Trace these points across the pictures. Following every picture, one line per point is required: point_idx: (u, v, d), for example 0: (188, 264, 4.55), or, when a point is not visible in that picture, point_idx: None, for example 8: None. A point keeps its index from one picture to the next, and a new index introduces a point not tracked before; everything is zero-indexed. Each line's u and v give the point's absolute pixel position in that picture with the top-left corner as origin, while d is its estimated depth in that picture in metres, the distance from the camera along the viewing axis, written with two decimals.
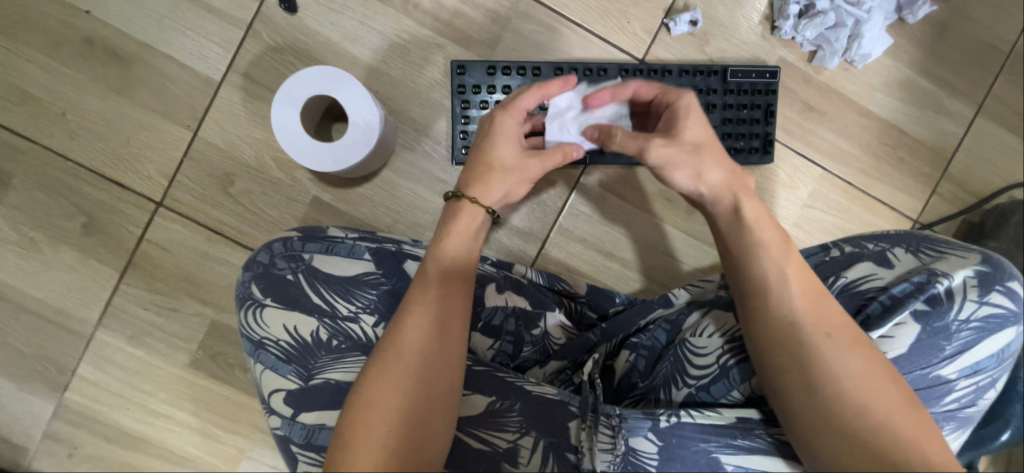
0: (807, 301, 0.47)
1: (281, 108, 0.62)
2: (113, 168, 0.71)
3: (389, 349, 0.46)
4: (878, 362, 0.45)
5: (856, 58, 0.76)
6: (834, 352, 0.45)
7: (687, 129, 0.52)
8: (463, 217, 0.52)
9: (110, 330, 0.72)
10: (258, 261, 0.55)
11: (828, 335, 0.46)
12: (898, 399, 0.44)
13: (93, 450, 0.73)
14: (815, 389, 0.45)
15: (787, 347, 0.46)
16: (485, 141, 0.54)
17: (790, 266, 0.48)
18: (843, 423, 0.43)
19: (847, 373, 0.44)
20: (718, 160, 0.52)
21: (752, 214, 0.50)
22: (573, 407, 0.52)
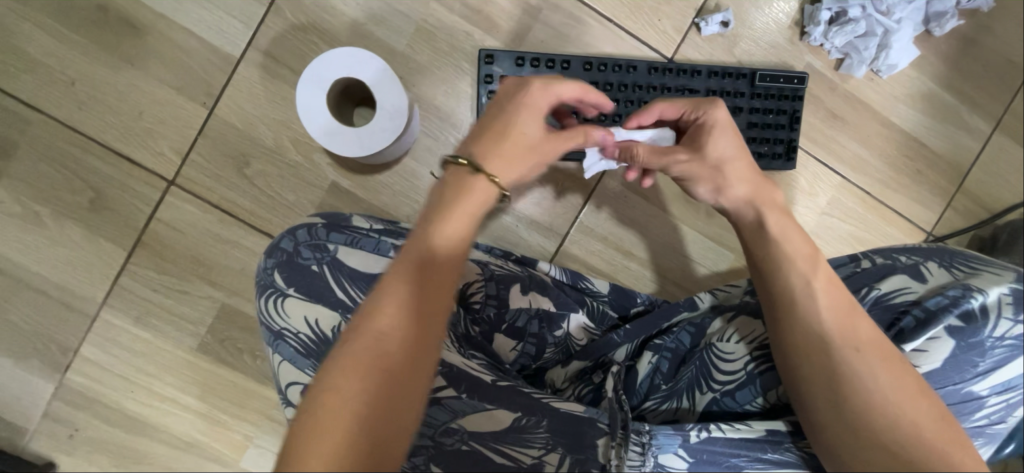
0: (832, 312, 0.47)
1: (307, 89, 0.60)
2: (124, 143, 0.69)
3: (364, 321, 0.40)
4: (909, 376, 0.45)
5: (882, 68, 0.76)
6: (863, 365, 0.45)
7: (715, 147, 0.54)
8: (473, 193, 0.46)
9: (116, 310, 0.70)
10: (281, 247, 0.54)
11: (856, 348, 0.46)
12: (928, 415, 0.44)
13: (94, 432, 0.71)
14: (841, 401, 0.45)
15: (811, 358, 0.47)
16: (508, 111, 0.51)
17: (815, 276, 0.49)
18: (870, 436, 0.44)
19: (877, 384, 0.44)
20: (740, 176, 0.54)
21: (779, 229, 0.51)
22: (601, 425, 0.51)
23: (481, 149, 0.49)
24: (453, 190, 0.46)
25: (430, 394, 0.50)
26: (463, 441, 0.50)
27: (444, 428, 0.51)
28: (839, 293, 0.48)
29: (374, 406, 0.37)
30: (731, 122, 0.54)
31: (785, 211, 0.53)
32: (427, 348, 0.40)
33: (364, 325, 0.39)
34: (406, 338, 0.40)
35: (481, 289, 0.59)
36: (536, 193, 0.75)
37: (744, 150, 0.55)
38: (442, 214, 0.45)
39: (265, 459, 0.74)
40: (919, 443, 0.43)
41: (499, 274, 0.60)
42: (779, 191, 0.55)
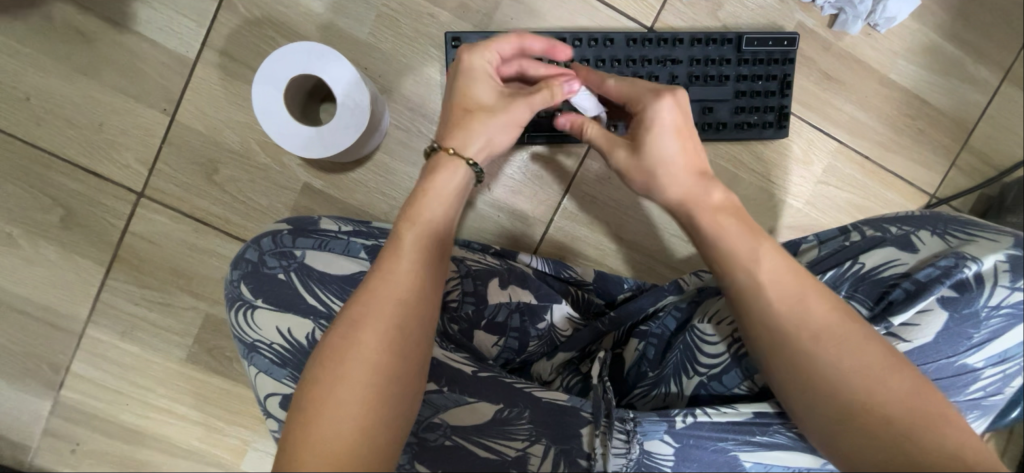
0: (783, 295, 0.44)
1: (263, 91, 0.57)
2: (88, 157, 0.67)
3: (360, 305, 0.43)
4: (878, 351, 0.42)
5: (880, 22, 0.71)
6: (824, 351, 0.42)
7: (657, 146, 0.50)
8: (442, 174, 0.48)
9: (101, 326, 0.70)
10: (246, 258, 0.52)
11: (815, 334, 0.42)
12: (904, 388, 0.40)
13: (96, 445, 0.72)
14: (806, 391, 0.42)
15: (772, 348, 0.43)
16: (463, 82, 0.51)
17: (765, 257, 0.45)
18: (844, 421, 0.41)
19: (844, 366, 0.41)
20: (678, 173, 0.50)
21: (715, 227, 0.47)
22: (584, 414, 0.50)
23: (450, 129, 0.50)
24: (432, 177, 0.49)
25: None
26: (446, 436, 0.49)
27: (426, 425, 0.49)
28: (793, 275, 0.44)
29: (380, 387, 0.40)
30: (677, 122, 0.50)
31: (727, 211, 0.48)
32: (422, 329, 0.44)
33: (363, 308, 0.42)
34: (397, 319, 0.42)
35: (458, 286, 0.56)
36: (516, 180, 0.72)
37: (691, 150, 0.51)
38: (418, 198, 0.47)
39: (265, 462, 0.74)
40: (897, 421, 0.40)
41: (476, 270, 0.58)
42: (724, 190, 0.49)
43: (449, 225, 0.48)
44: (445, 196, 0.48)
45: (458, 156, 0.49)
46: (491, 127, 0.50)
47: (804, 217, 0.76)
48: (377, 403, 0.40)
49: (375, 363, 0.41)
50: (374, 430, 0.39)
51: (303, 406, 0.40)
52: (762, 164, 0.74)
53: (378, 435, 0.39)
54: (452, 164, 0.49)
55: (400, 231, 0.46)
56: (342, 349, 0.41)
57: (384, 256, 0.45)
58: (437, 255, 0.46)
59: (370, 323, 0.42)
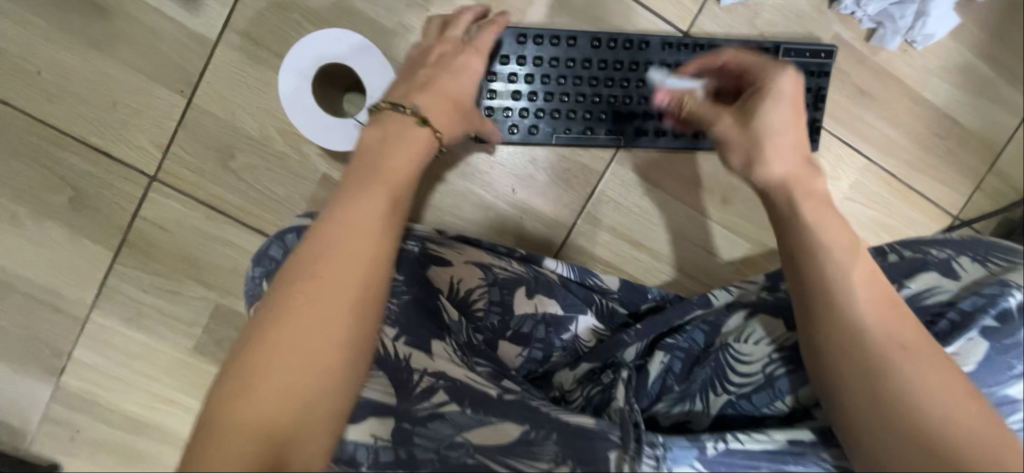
0: (874, 301, 0.43)
1: (290, 78, 0.55)
2: (100, 137, 0.64)
3: (317, 267, 0.39)
4: (954, 375, 0.41)
5: (918, 38, 0.70)
6: (905, 366, 0.41)
7: (772, 111, 0.50)
8: (406, 139, 0.48)
9: (106, 312, 0.68)
10: (270, 255, 0.50)
11: (903, 346, 0.41)
12: (975, 415, 0.39)
13: (96, 433, 0.70)
14: (879, 404, 0.41)
15: (852, 351, 0.42)
16: (443, 72, 0.55)
17: (858, 260, 0.45)
18: (910, 442, 0.40)
19: (916, 383, 0.40)
20: (783, 154, 0.49)
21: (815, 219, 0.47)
22: (613, 438, 0.48)
23: (417, 95, 0.51)
24: (394, 141, 0.47)
25: (432, 408, 0.49)
26: (469, 454, 0.46)
27: (448, 442, 0.48)
28: (882, 283, 0.44)
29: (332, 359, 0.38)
30: (794, 94, 0.50)
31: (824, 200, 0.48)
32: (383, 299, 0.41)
33: (319, 272, 0.39)
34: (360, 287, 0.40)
35: (484, 295, 0.57)
36: (541, 182, 0.71)
37: (798, 128, 0.50)
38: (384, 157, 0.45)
39: None
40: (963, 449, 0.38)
41: (503, 278, 0.58)
42: (824, 182, 0.50)
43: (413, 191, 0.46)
44: (402, 167, 0.46)
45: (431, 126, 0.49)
46: (455, 110, 0.53)
47: None
48: (329, 376, 0.38)
49: (330, 332, 0.38)
50: (323, 402, 0.37)
51: (240, 369, 0.36)
52: None
53: (322, 408, 0.37)
54: (420, 134, 0.49)
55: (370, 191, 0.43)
56: (293, 315, 0.38)
57: (348, 214, 0.41)
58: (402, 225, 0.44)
59: (327, 290, 0.39)
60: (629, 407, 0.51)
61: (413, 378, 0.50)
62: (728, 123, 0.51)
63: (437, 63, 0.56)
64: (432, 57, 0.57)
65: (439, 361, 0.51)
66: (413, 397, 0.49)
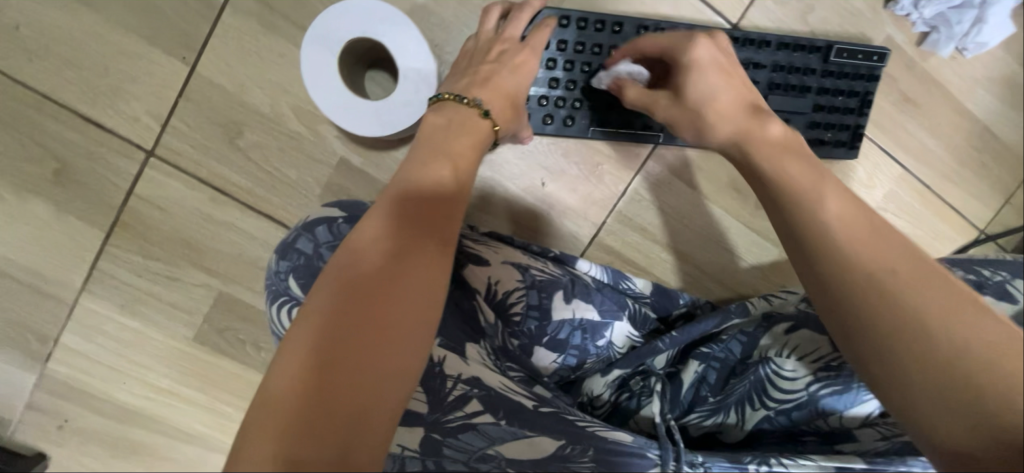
0: (851, 231, 0.39)
1: (314, 53, 0.50)
2: (89, 105, 0.58)
3: (365, 241, 0.39)
4: (962, 294, 0.34)
5: (970, 46, 0.67)
6: (897, 288, 0.35)
7: (699, 82, 0.53)
8: (465, 135, 0.48)
9: (97, 297, 0.62)
10: (298, 248, 0.45)
11: (889, 270, 0.36)
12: (996, 333, 0.32)
13: (86, 423, 0.66)
14: (875, 334, 0.35)
15: (836, 284, 0.38)
16: (503, 69, 0.54)
17: (828, 195, 0.42)
18: (925, 374, 0.33)
19: (933, 310, 0.33)
20: (723, 117, 0.52)
21: (775, 170, 0.46)
22: (651, 456, 0.46)
23: (479, 89, 0.52)
24: (456, 129, 0.48)
25: (462, 418, 0.45)
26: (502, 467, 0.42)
27: (479, 455, 0.44)
28: (861, 213, 0.40)
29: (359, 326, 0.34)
30: (712, 54, 0.53)
31: (781, 145, 0.48)
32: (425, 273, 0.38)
33: (365, 244, 0.39)
34: (400, 256, 0.38)
35: (522, 299, 0.54)
36: (573, 176, 0.67)
37: (731, 84, 0.53)
38: (440, 148, 0.46)
39: None
40: (988, 373, 0.31)
41: (541, 281, 0.55)
42: (779, 127, 0.50)
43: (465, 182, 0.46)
44: (468, 153, 0.47)
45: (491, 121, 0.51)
46: (512, 108, 0.54)
47: None
48: (349, 344, 0.33)
49: (360, 297, 0.36)
50: (341, 374, 0.32)
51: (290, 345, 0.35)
52: None
53: (338, 381, 0.32)
54: (480, 126, 0.50)
55: (419, 175, 0.44)
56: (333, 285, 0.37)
57: (398, 195, 0.42)
58: (450, 206, 0.43)
59: (369, 258, 0.38)
60: (663, 423, 0.51)
61: (445, 386, 0.46)
62: (665, 104, 0.55)
63: (497, 59, 0.55)
64: (491, 51, 0.55)
65: (473, 366, 0.48)
66: (445, 406, 0.46)
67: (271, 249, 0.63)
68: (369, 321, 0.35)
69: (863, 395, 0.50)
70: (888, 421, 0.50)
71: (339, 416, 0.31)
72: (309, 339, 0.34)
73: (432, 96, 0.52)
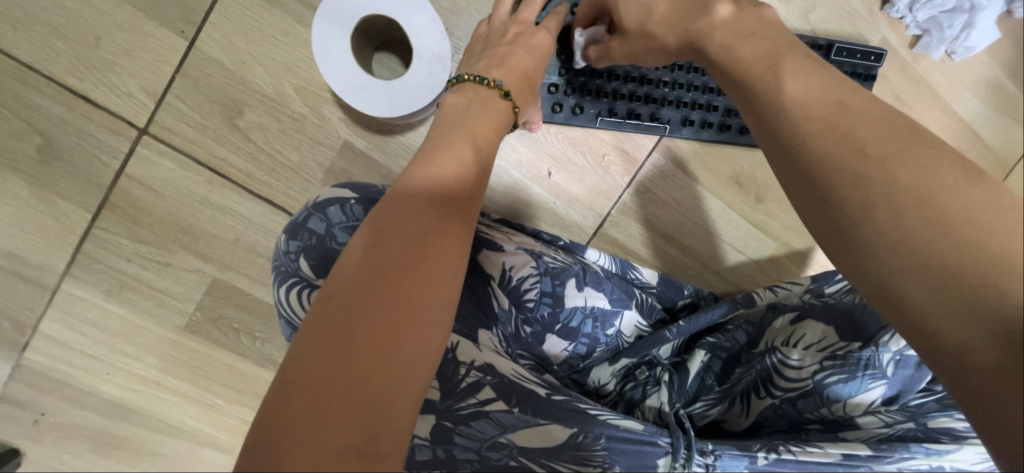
0: (815, 113, 0.36)
1: (328, 30, 0.50)
2: (79, 78, 0.55)
3: (380, 219, 0.38)
4: (944, 167, 0.31)
5: (958, 50, 0.70)
6: (870, 167, 0.32)
7: (630, 10, 0.53)
8: (484, 119, 0.48)
9: (80, 282, 0.59)
10: (309, 228, 0.44)
11: (858, 149, 0.33)
12: (982, 206, 0.29)
13: (65, 417, 0.62)
14: (849, 222, 0.32)
15: (807, 176, 0.35)
16: (520, 51, 0.54)
17: (790, 78, 0.39)
18: (904, 261, 0.30)
19: (908, 194, 0.30)
20: (667, 24, 0.50)
21: (727, 60, 0.44)
22: (662, 444, 0.46)
23: (497, 70, 0.52)
24: (477, 109, 0.48)
25: (476, 406, 0.44)
26: (512, 456, 0.43)
27: (490, 443, 0.44)
28: (830, 89, 0.37)
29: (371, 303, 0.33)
30: None
31: (733, 27, 0.45)
32: (442, 252, 0.37)
33: (383, 223, 0.37)
34: (416, 232, 0.37)
35: (536, 285, 0.53)
36: (579, 166, 0.67)
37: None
38: (458, 131, 0.46)
39: None
40: (976, 254, 0.28)
41: (554, 268, 0.54)
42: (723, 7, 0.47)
43: (482, 176, 0.45)
44: (488, 133, 0.48)
45: (510, 102, 0.51)
46: (527, 89, 0.54)
47: None
48: (360, 320, 0.32)
49: (372, 272, 0.34)
50: (350, 351, 0.30)
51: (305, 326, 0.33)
52: None
53: (349, 357, 0.30)
54: (501, 107, 0.50)
55: (437, 160, 0.43)
56: (347, 265, 0.35)
57: (416, 177, 0.41)
58: (466, 192, 0.42)
59: (382, 237, 0.36)
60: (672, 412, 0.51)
61: (457, 373, 0.45)
62: (615, 44, 0.55)
63: (514, 40, 0.54)
64: (506, 33, 0.55)
65: (486, 353, 0.47)
66: (457, 393, 0.44)
67: (269, 235, 0.61)
68: (382, 298, 0.33)
69: (869, 383, 0.50)
70: (890, 409, 0.51)
71: (350, 392, 0.29)
72: (325, 315, 0.32)
73: (451, 78, 0.52)
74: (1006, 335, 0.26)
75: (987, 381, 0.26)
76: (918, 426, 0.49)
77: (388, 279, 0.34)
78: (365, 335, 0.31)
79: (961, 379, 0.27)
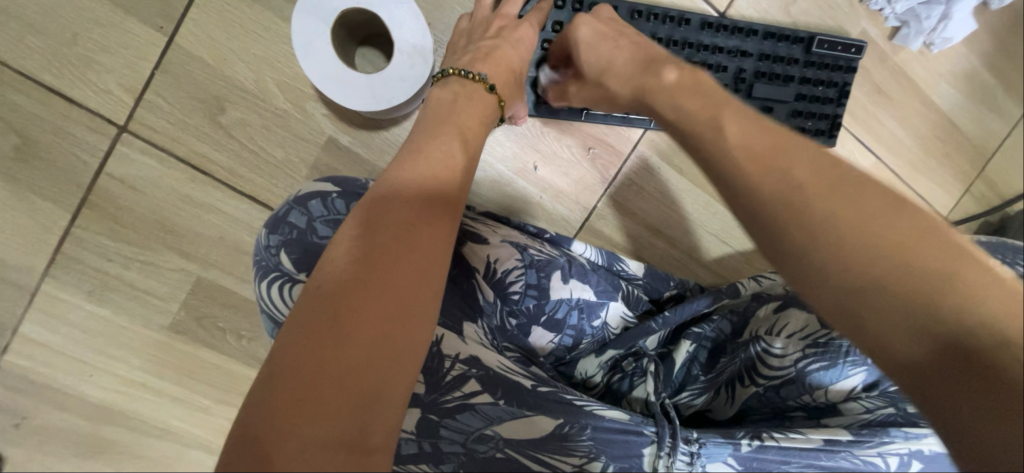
0: (753, 153, 0.36)
1: (308, 23, 0.49)
2: (57, 76, 0.54)
3: (361, 222, 0.37)
4: (873, 199, 0.32)
5: (936, 41, 0.71)
6: (810, 209, 0.32)
7: (590, 58, 0.52)
8: (468, 110, 0.48)
9: (62, 283, 0.58)
10: (291, 223, 0.44)
11: (795, 188, 0.33)
12: (913, 228, 0.31)
13: (48, 421, 0.62)
14: (803, 256, 0.32)
15: (756, 214, 0.34)
16: (505, 44, 0.54)
17: (725, 120, 0.39)
18: (854, 291, 0.31)
19: (853, 224, 0.31)
20: (619, 77, 0.50)
21: (673, 113, 0.43)
22: (648, 433, 0.46)
23: (482, 62, 0.52)
24: (463, 102, 0.49)
25: (461, 398, 0.44)
26: (499, 448, 0.43)
27: (476, 435, 0.44)
28: (763, 134, 0.37)
29: (361, 308, 0.32)
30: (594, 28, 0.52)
31: (678, 85, 0.45)
32: (426, 249, 0.36)
33: (365, 225, 0.36)
34: (397, 232, 0.36)
35: (521, 278, 0.53)
36: (564, 160, 0.67)
37: (624, 50, 0.50)
38: (438, 123, 0.46)
39: None
40: (923, 277, 0.29)
41: (540, 261, 0.55)
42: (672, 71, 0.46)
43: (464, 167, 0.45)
44: (475, 127, 0.48)
45: (495, 95, 0.51)
46: (512, 82, 0.54)
47: None
48: (351, 326, 0.31)
49: (357, 277, 0.33)
50: (342, 360, 0.30)
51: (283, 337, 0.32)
52: None
53: (345, 366, 0.30)
54: (486, 100, 0.50)
55: (419, 155, 0.43)
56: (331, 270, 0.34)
57: (396, 175, 0.40)
58: (449, 184, 0.42)
59: (365, 239, 0.35)
60: (658, 402, 0.51)
61: (443, 366, 0.45)
62: (574, 91, 0.56)
63: (497, 34, 0.55)
64: (490, 26, 0.55)
65: (471, 345, 0.46)
66: (443, 386, 0.44)
67: (254, 233, 0.60)
68: (371, 304, 0.32)
69: (849, 369, 0.51)
70: (871, 395, 0.51)
71: (349, 401, 0.29)
72: (311, 323, 0.31)
73: (435, 72, 0.52)
74: (955, 349, 0.28)
75: (946, 394, 0.29)
76: (898, 411, 0.49)
77: (375, 284, 0.33)
78: (360, 342, 0.31)
79: (923, 394, 0.29)
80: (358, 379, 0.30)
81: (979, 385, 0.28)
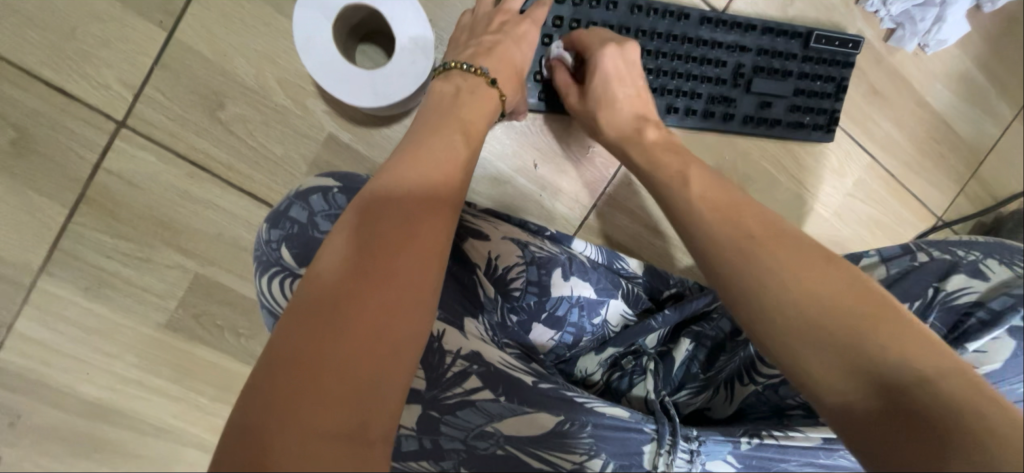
0: (714, 208, 0.43)
1: (311, 18, 0.49)
2: (55, 71, 0.54)
3: (360, 217, 0.36)
4: (813, 253, 0.38)
5: (931, 43, 0.72)
6: (757, 257, 0.38)
7: (601, 89, 0.57)
8: (469, 105, 0.48)
9: (57, 279, 0.57)
10: (292, 218, 0.44)
11: (747, 239, 0.39)
12: (845, 285, 0.36)
13: (41, 419, 0.61)
14: (749, 298, 0.37)
15: (714, 260, 0.40)
16: (507, 40, 0.54)
17: (695, 180, 0.47)
18: (797, 328, 0.35)
19: (795, 272, 0.37)
20: (615, 119, 0.57)
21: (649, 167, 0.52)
22: (648, 431, 0.46)
23: (484, 58, 0.52)
24: (465, 96, 0.49)
25: (462, 395, 0.44)
26: (499, 446, 0.43)
27: (477, 432, 0.43)
28: (725, 193, 0.44)
29: (357, 305, 0.32)
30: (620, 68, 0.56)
31: (657, 147, 0.53)
32: (425, 247, 0.36)
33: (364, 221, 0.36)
34: (397, 229, 0.36)
35: (522, 274, 0.53)
36: (564, 158, 0.67)
37: (630, 103, 0.58)
38: (442, 117, 0.46)
39: None
40: (854, 320, 0.34)
41: (541, 257, 0.55)
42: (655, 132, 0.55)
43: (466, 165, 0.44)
44: (478, 122, 0.48)
45: (497, 91, 0.51)
46: (515, 77, 0.54)
47: (828, 228, 0.75)
48: (346, 323, 0.31)
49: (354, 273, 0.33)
50: (335, 357, 0.30)
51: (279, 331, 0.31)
52: (801, 167, 0.72)
53: (337, 362, 0.29)
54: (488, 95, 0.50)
55: (420, 150, 0.42)
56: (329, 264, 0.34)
57: (396, 169, 0.40)
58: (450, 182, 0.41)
59: (363, 236, 0.35)
60: (657, 400, 0.52)
61: (444, 362, 0.44)
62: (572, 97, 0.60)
63: (499, 30, 0.55)
64: (492, 22, 0.55)
65: (472, 341, 0.46)
66: (444, 382, 0.44)
67: (253, 229, 0.60)
68: (367, 300, 0.32)
69: None
70: None
71: (341, 400, 0.29)
72: (306, 318, 0.31)
73: (437, 66, 0.52)
74: (880, 390, 0.32)
75: (874, 433, 0.32)
76: None
77: (371, 280, 0.33)
78: (354, 340, 0.30)
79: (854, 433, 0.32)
80: (349, 377, 0.29)
81: (898, 426, 0.31)
